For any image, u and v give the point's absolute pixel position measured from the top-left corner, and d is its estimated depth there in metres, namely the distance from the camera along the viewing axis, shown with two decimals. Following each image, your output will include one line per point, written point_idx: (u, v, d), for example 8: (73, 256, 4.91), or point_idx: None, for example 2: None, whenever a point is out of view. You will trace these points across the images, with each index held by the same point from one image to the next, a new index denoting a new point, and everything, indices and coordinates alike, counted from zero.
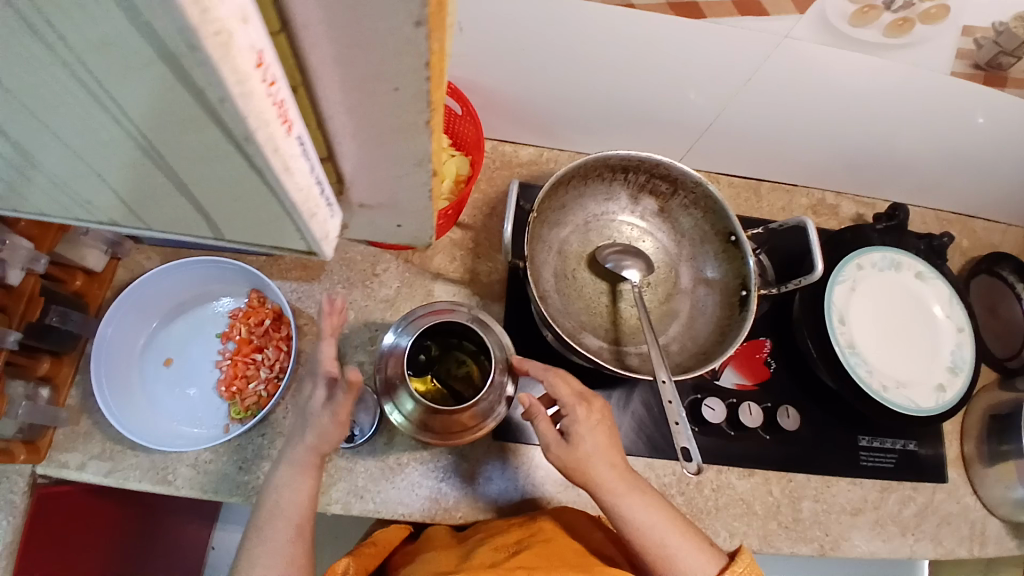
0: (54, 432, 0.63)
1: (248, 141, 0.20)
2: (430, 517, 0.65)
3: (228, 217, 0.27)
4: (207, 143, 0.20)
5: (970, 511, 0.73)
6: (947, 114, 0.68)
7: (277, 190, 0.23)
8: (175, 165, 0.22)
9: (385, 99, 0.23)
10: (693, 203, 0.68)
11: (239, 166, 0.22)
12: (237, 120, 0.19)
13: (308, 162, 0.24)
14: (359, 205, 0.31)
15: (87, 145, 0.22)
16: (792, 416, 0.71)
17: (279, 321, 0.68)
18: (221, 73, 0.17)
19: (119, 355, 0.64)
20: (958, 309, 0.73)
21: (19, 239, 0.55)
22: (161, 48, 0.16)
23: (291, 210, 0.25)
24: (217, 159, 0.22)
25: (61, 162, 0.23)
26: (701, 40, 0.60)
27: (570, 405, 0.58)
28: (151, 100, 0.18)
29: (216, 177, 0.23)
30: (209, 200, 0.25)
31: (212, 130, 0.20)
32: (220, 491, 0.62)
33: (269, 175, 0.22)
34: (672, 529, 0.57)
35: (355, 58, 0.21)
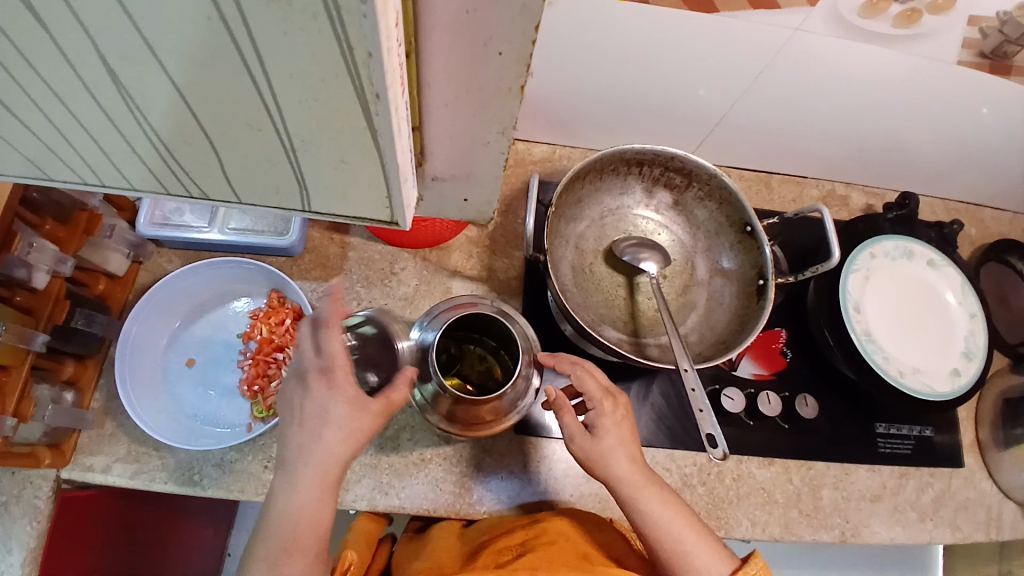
0: (78, 435, 0.63)
1: (372, 91, 0.24)
2: (454, 512, 0.65)
3: (321, 175, 0.31)
4: (332, 95, 0.24)
5: (987, 496, 0.74)
6: (956, 104, 0.69)
7: (381, 145, 0.27)
8: (293, 124, 0.26)
9: (488, 66, 0.26)
10: (708, 195, 0.69)
11: (357, 121, 0.26)
12: (373, 71, 0.23)
13: (406, 127, 0.28)
14: (433, 175, 0.36)
15: (218, 103, 0.25)
16: (810, 405, 0.72)
17: (299, 320, 0.68)
18: (376, 26, 0.20)
19: (142, 355, 0.64)
20: (971, 296, 0.73)
21: (45, 241, 0.56)
22: (330, 1, 0.19)
23: (387, 162, 0.29)
24: (337, 114, 0.25)
25: (188, 123, 0.27)
26: (714, 36, 0.61)
27: (597, 398, 0.59)
28: (298, 53, 0.22)
29: (329, 133, 0.27)
30: (310, 157, 0.29)
31: (343, 85, 0.23)
32: (246, 490, 0.62)
33: (379, 129, 0.26)
34: (687, 526, 0.56)
35: (469, 25, 0.24)
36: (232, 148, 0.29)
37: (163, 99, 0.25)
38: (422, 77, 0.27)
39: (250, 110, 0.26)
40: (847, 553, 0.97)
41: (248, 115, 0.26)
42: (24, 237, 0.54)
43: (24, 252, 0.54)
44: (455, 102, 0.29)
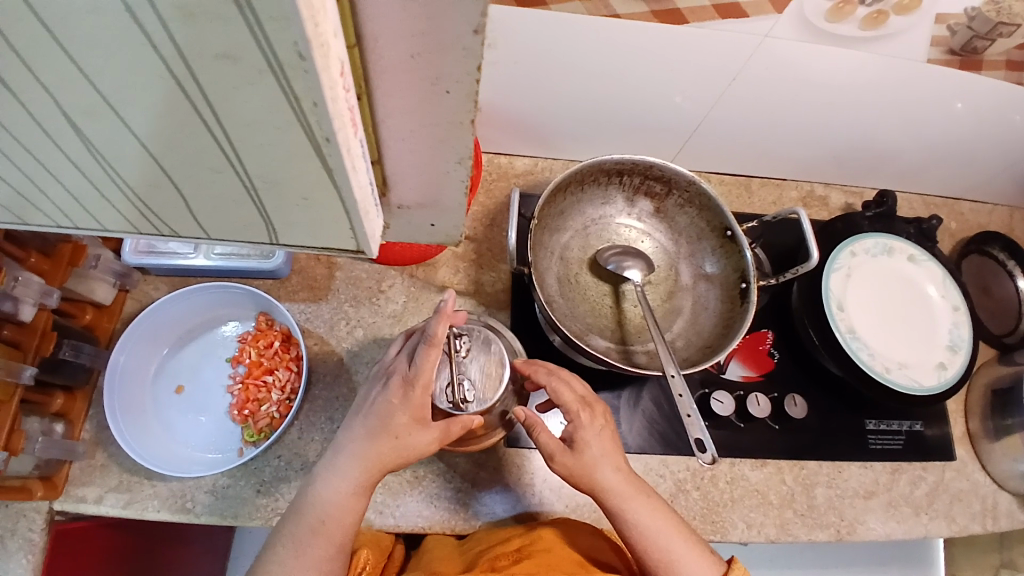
0: (70, 466, 0.63)
1: (322, 139, 0.24)
2: (449, 528, 0.65)
3: (287, 215, 0.31)
4: (286, 142, 0.24)
5: (981, 487, 0.74)
6: (929, 101, 0.70)
7: (339, 187, 0.27)
8: (251, 166, 0.27)
9: (441, 105, 0.26)
10: (688, 202, 0.70)
11: (313, 165, 0.26)
12: (321, 121, 0.23)
13: (364, 162, 0.28)
14: (398, 205, 0.34)
15: (177, 149, 0.26)
16: (799, 404, 0.72)
17: (288, 342, 0.68)
18: (320, 81, 0.21)
19: (132, 383, 0.64)
20: (953, 289, 0.74)
21: (31, 274, 0.56)
22: (272, 57, 0.20)
23: (348, 205, 0.29)
24: (293, 159, 0.26)
25: (148, 169, 0.27)
26: (686, 44, 0.62)
27: (574, 410, 0.59)
28: (249, 103, 0.22)
29: (288, 176, 0.27)
30: (275, 199, 0.29)
31: (296, 133, 0.24)
32: (240, 515, 0.62)
33: (335, 172, 0.26)
34: (676, 535, 0.56)
35: (417, 68, 0.24)
36: (199, 194, 0.29)
37: (127, 150, 0.26)
38: (376, 117, 0.27)
39: (211, 158, 0.26)
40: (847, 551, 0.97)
41: (211, 162, 0.26)
42: (10, 272, 0.54)
43: (10, 285, 0.54)
44: (411, 138, 0.28)
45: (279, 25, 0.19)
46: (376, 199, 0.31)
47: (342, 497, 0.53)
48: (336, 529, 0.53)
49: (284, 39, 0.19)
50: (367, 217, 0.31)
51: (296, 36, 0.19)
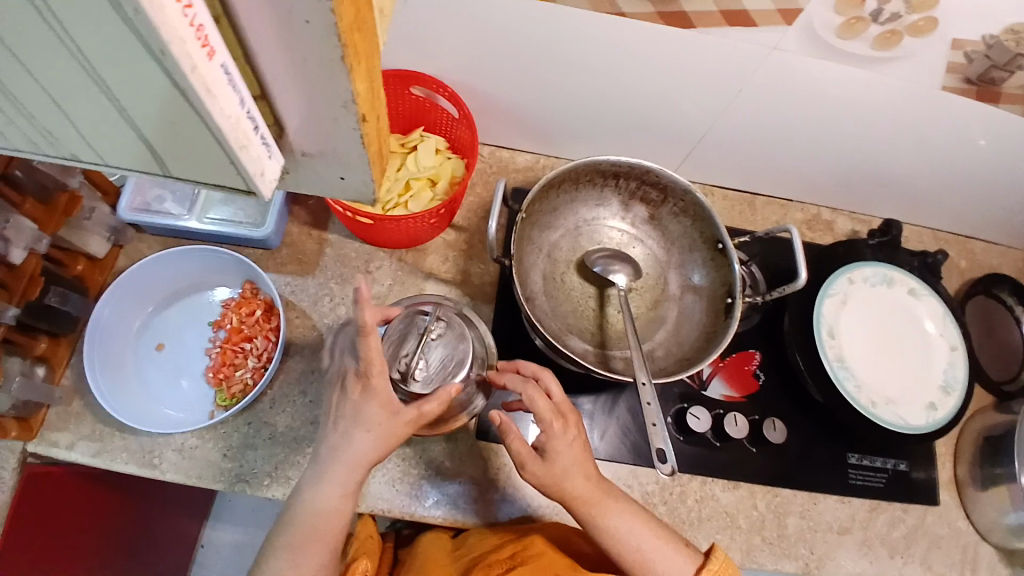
0: (47, 411, 0.64)
1: (169, 62, 0.17)
2: (409, 514, 0.65)
3: (158, 152, 0.23)
4: (124, 48, 0.17)
5: (963, 536, 0.71)
6: (944, 130, 0.68)
7: (207, 122, 0.20)
8: (86, 64, 0.19)
9: (306, 41, 0.19)
10: (683, 211, 0.68)
11: (163, 85, 0.18)
12: (154, 34, 0.16)
13: (238, 95, 0.20)
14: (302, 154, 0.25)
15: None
16: (778, 429, 0.70)
17: (270, 312, 0.69)
18: None
19: (113, 336, 0.65)
20: (952, 327, 0.72)
21: (23, 219, 0.58)
22: None
23: (236, 162, 0.22)
24: (138, 71, 0.18)
25: None
26: (691, 49, 0.61)
27: (547, 420, 0.56)
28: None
29: (140, 94, 0.19)
30: (159, 149, 0.23)
31: (136, 50, 0.17)
32: (204, 477, 0.63)
33: (194, 99, 0.19)
34: (650, 535, 0.57)
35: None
36: (70, 134, 0.23)
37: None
38: (252, 59, 0.20)
39: (60, 77, 0.20)
40: None
41: (64, 88, 0.20)
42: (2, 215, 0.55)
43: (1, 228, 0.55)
44: (295, 86, 0.21)
45: None
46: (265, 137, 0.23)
47: (316, 496, 0.53)
48: (324, 528, 0.53)
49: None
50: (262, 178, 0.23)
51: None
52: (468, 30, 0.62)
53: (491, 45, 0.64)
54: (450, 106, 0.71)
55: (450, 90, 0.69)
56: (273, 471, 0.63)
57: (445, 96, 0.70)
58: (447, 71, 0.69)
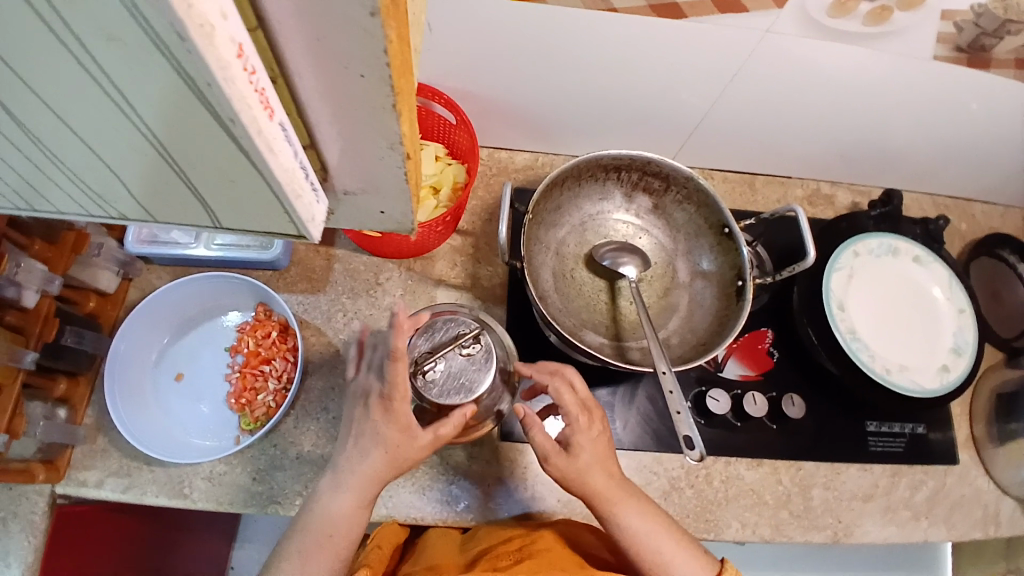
0: (72, 450, 0.64)
1: (238, 129, 0.18)
2: (442, 520, 0.66)
3: (217, 206, 0.24)
4: (192, 121, 0.18)
5: (984, 493, 0.73)
6: (934, 99, 0.69)
7: (267, 177, 0.21)
8: (154, 138, 0.20)
9: (354, 88, 0.20)
10: (686, 198, 0.69)
11: (227, 149, 0.20)
12: (226, 106, 0.17)
13: (292, 147, 0.22)
14: (343, 192, 0.27)
15: (50, 107, 0.19)
16: (797, 404, 0.70)
17: (285, 333, 0.69)
18: (208, 62, 0.16)
19: (132, 369, 0.65)
20: (959, 291, 0.73)
21: (34, 261, 0.58)
22: (140, 18, 0.14)
23: (291, 209, 0.23)
24: (203, 139, 0.19)
25: (29, 137, 0.21)
26: (684, 40, 0.62)
27: (573, 415, 0.58)
28: (141, 81, 0.17)
29: (202, 158, 0.21)
30: (215, 203, 0.24)
31: (205, 123, 0.18)
32: (236, 502, 0.63)
33: (256, 157, 0.20)
34: (668, 539, 0.57)
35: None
36: (130, 198, 0.24)
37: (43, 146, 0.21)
38: (303, 110, 0.22)
39: (127, 151, 0.21)
40: (858, 551, 0.94)
41: (129, 161, 0.21)
42: (13, 258, 0.55)
43: (13, 271, 0.56)
44: (339, 124, 0.22)
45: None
46: (314, 182, 0.24)
47: (346, 511, 0.54)
48: (342, 537, 0.54)
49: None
50: (310, 220, 0.25)
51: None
52: (461, 34, 0.63)
53: (484, 46, 0.64)
54: (446, 112, 0.71)
55: (445, 96, 0.69)
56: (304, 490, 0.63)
57: (441, 102, 0.70)
58: (441, 78, 0.69)
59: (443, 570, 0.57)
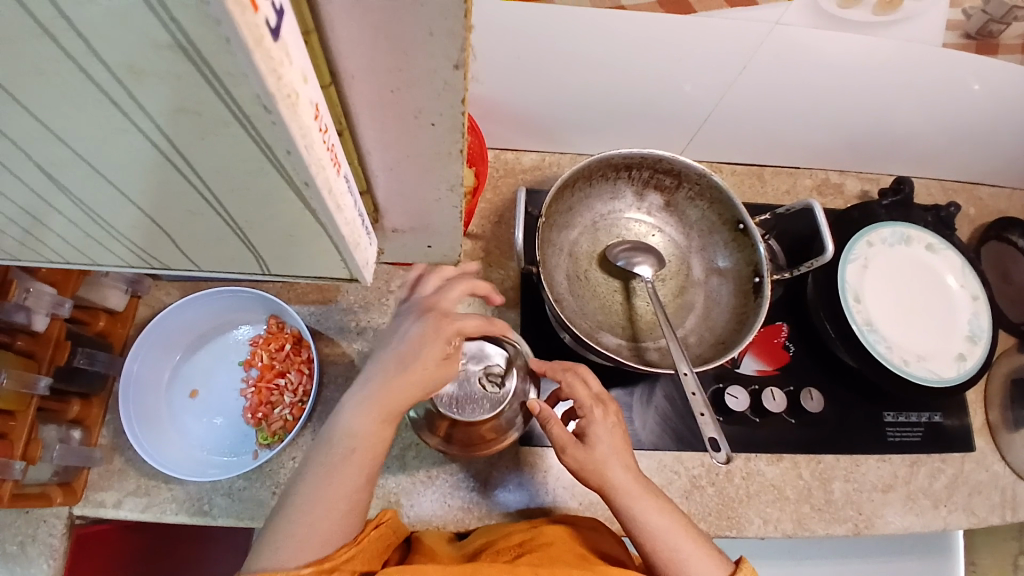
0: (89, 471, 0.63)
1: (308, 188, 0.27)
2: (463, 526, 0.65)
3: (266, 239, 0.34)
4: (265, 185, 0.27)
5: (1001, 478, 0.73)
6: (944, 86, 0.68)
7: (323, 220, 0.30)
8: (224, 198, 0.29)
9: (423, 130, 0.36)
10: (699, 194, 0.69)
11: (295, 203, 0.28)
12: (303, 171, 0.25)
13: (352, 201, 0.32)
14: (392, 229, 0.50)
15: (139, 184, 0.28)
16: (815, 398, 0.71)
17: (299, 345, 0.68)
18: (290, 129, 0.23)
19: (146, 389, 0.64)
20: (972, 277, 0.73)
21: (43, 285, 0.57)
22: (239, 113, 0.22)
23: (336, 238, 0.32)
24: (268, 195, 0.28)
25: (114, 201, 0.29)
26: (694, 37, 0.61)
27: (588, 406, 0.59)
28: (218, 155, 0.25)
29: (263, 208, 0.30)
30: (264, 236, 0.33)
31: (283, 185, 0.27)
32: (257, 517, 0.63)
33: (318, 209, 0.29)
34: (684, 535, 0.55)
35: (395, 100, 0.33)
36: (193, 233, 0.33)
37: (112, 198, 0.29)
38: (362, 149, 0.38)
39: (199, 206, 0.30)
40: (876, 541, 0.93)
41: (200, 211, 0.30)
42: (20, 284, 0.55)
43: (21, 297, 0.55)
44: (385, 141, 0.37)
45: (240, 83, 0.20)
46: (367, 228, 0.37)
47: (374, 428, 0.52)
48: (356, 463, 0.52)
49: (246, 92, 0.21)
50: (363, 264, 0.36)
51: (257, 87, 0.20)
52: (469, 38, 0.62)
53: (493, 48, 0.63)
54: None
55: None
56: None
57: None
58: None
59: (440, 559, 0.56)
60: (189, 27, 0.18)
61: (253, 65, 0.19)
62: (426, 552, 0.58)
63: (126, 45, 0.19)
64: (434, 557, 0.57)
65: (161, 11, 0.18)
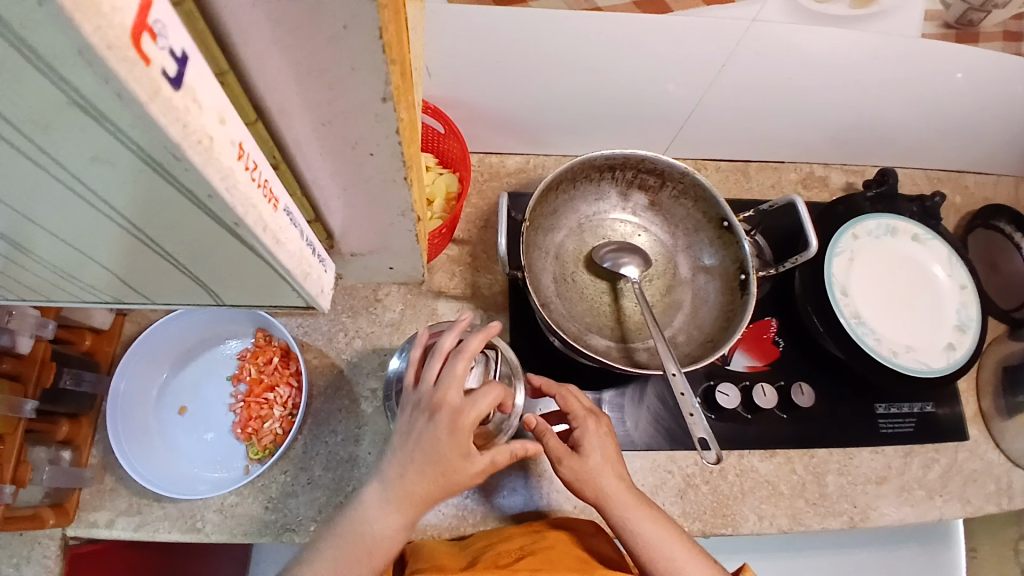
0: (80, 491, 0.63)
1: (239, 227, 0.28)
2: (458, 533, 0.65)
3: (213, 274, 0.34)
4: (197, 224, 0.27)
5: (995, 466, 0.73)
6: (926, 75, 0.68)
7: (262, 253, 0.31)
8: (161, 242, 0.29)
9: (364, 159, 0.38)
10: (683, 193, 0.68)
11: (229, 240, 0.29)
12: (229, 211, 0.26)
13: (295, 227, 0.34)
14: (348, 250, 0.52)
15: (71, 235, 0.27)
16: (806, 393, 0.71)
17: (287, 357, 0.68)
18: (205, 173, 0.24)
19: (134, 407, 0.64)
20: (959, 266, 0.73)
21: (24, 308, 0.57)
22: (154, 164, 0.22)
23: (279, 269, 0.33)
24: (202, 234, 0.29)
25: (49, 250, 0.29)
26: (672, 36, 0.61)
27: (581, 418, 0.60)
28: (145, 205, 0.25)
29: (202, 246, 0.30)
30: (209, 271, 0.33)
31: (214, 224, 0.27)
32: (250, 532, 0.62)
33: (255, 243, 0.29)
34: (677, 545, 0.55)
35: (329, 131, 0.34)
36: (136, 274, 0.33)
37: (44, 248, 0.29)
38: (305, 180, 0.40)
39: (138, 250, 0.30)
40: (876, 532, 0.93)
41: (139, 254, 0.30)
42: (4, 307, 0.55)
43: (4, 319, 0.55)
44: (327, 168, 0.38)
45: (147, 137, 0.21)
46: (315, 251, 0.38)
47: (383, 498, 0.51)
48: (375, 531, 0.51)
49: (153, 142, 0.21)
50: (317, 292, 0.38)
51: (165, 137, 0.21)
52: (448, 44, 0.62)
53: (472, 53, 0.63)
54: (434, 121, 0.69)
55: (431, 105, 0.67)
56: (318, 515, 0.63)
57: (427, 112, 0.68)
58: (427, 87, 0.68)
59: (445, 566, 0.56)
60: (84, 89, 0.18)
61: (152, 117, 0.20)
62: (428, 557, 0.57)
63: (20, 111, 0.19)
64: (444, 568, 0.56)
65: (52, 75, 0.18)
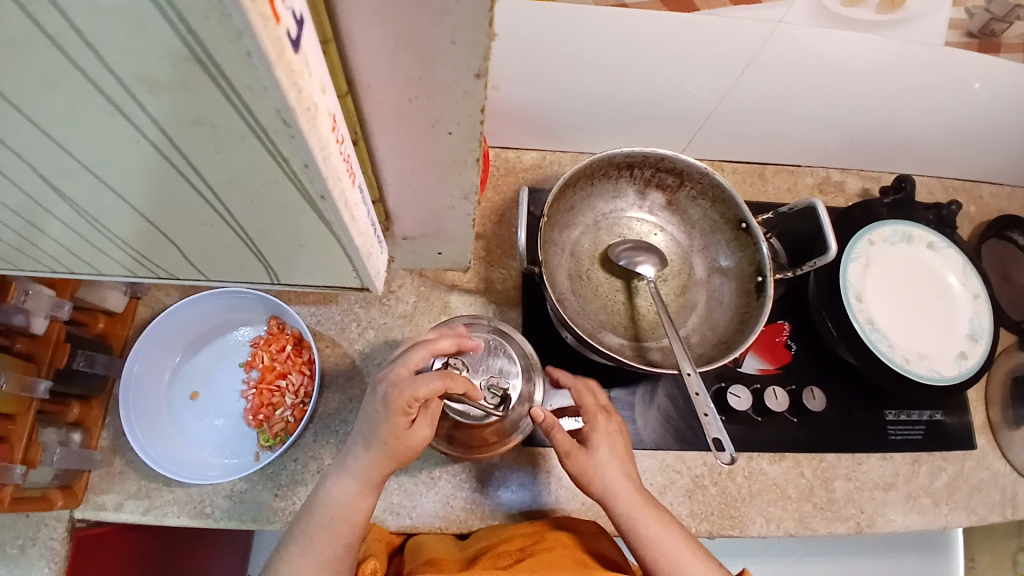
0: (88, 474, 0.63)
1: (323, 196, 0.30)
2: (466, 526, 0.65)
3: (267, 238, 0.36)
4: (275, 190, 0.29)
5: (1001, 476, 0.74)
6: (947, 83, 0.68)
7: (330, 222, 0.32)
8: (226, 200, 0.31)
9: (440, 138, 0.38)
10: (701, 193, 0.68)
11: (304, 207, 0.31)
12: (320, 181, 0.28)
13: (364, 206, 0.35)
14: (401, 234, 0.52)
15: (141, 188, 0.29)
16: (818, 398, 0.71)
17: (300, 346, 0.68)
18: (310, 143, 0.25)
19: (145, 389, 0.64)
20: (973, 276, 0.73)
21: (41, 287, 0.57)
22: (261, 128, 0.24)
23: (342, 239, 0.35)
24: (275, 199, 0.30)
25: (113, 204, 0.31)
26: (693, 35, 0.61)
27: (592, 412, 0.61)
28: (232, 163, 0.27)
29: (268, 210, 0.32)
30: (263, 235, 0.35)
31: (296, 192, 0.29)
32: (259, 519, 0.62)
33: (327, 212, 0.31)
34: (683, 547, 0.55)
35: (412, 109, 0.35)
36: (188, 233, 0.35)
37: (111, 202, 0.31)
38: (375, 158, 0.40)
39: (201, 208, 0.32)
40: (878, 539, 0.93)
41: (200, 212, 0.32)
42: (19, 286, 0.55)
43: (20, 299, 0.55)
44: (399, 147, 0.39)
45: (264, 100, 0.22)
46: (376, 230, 0.40)
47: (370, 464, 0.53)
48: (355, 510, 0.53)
49: (267, 107, 0.23)
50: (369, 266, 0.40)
51: (280, 102, 0.23)
52: None
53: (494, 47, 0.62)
54: None
55: None
56: None
57: None
58: None
59: (443, 564, 0.56)
60: (213, 48, 0.20)
61: (274, 80, 0.21)
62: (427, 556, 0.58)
63: (144, 65, 0.21)
64: (440, 566, 0.56)
65: (186, 33, 0.19)
